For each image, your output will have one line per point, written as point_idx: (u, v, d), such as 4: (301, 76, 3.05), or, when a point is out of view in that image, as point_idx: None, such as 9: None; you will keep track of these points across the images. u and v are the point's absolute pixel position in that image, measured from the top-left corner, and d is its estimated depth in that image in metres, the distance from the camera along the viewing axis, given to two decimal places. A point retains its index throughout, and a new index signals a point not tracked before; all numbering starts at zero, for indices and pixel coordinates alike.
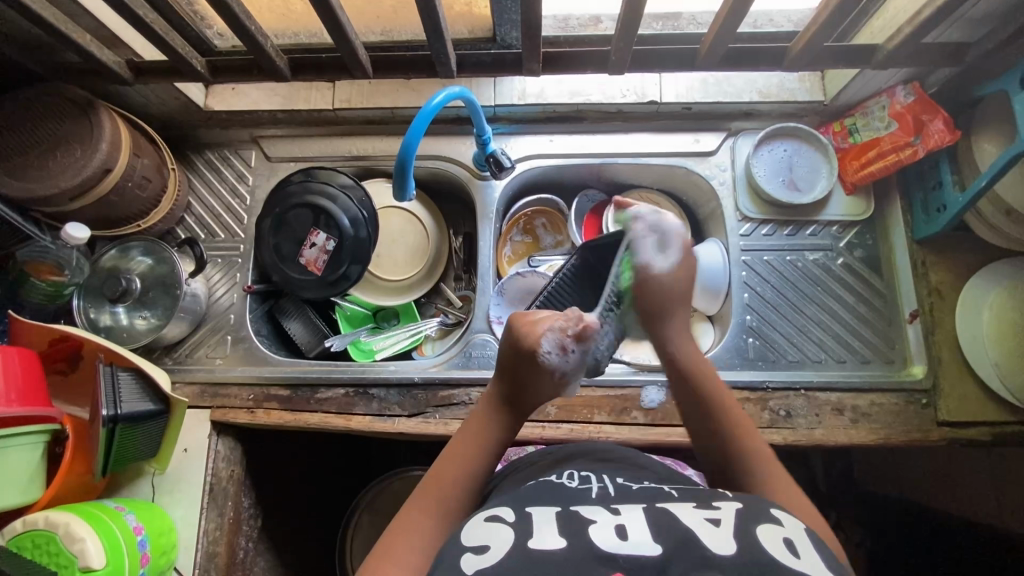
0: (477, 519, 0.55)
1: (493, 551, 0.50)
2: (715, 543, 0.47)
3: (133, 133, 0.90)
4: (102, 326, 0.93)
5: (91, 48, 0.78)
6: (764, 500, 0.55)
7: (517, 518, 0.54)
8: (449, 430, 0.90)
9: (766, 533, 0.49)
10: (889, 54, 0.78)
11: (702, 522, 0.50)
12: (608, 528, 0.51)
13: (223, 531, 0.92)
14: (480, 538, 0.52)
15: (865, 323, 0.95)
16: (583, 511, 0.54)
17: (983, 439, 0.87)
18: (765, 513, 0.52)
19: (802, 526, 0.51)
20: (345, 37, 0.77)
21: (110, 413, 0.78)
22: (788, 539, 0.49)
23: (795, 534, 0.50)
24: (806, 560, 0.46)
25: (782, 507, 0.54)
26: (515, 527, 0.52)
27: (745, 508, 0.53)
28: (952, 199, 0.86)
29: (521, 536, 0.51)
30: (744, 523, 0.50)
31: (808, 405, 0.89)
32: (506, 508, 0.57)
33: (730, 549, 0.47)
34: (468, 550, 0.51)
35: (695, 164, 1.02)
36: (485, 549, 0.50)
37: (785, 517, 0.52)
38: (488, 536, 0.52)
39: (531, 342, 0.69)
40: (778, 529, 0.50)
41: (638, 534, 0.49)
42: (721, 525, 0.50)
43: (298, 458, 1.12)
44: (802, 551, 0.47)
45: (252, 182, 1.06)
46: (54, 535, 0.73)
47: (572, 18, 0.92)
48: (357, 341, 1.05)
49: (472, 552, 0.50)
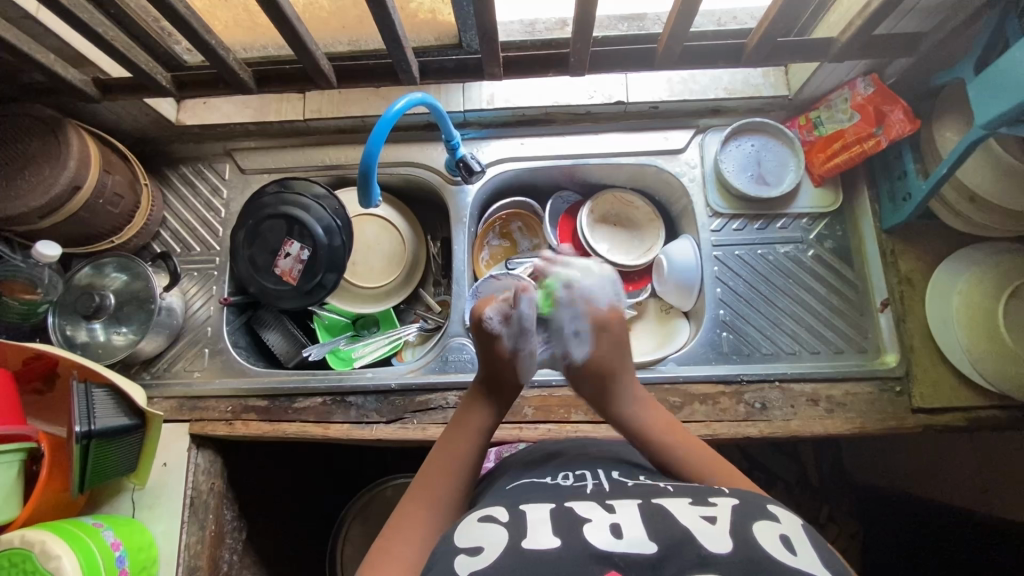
0: (470, 519, 0.55)
1: (487, 553, 0.50)
2: (713, 541, 0.47)
3: (104, 151, 0.90)
4: (77, 343, 0.93)
5: (56, 67, 0.79)
6: (760, 496, 0.55)
7: (511, 517, 0.54)
8: (426, 435, 0.90)
9: (761, 528, 0.49)
10: (843, 47, 0.79)
11: (698, 518, 0.51)
12: (604, 527, 0.50)
13: (205, 544, 0.92)
14: (472, 539, 0.52)
15: (837, 313, 0.96)
16: (578, 508, 0.54)
17: (958, 425, 0.87)
18: (761, 509, 0.52)
19: (798, 523, 0.52)
20: (307, 49, 0.78)
21: (84, 429, 0.78)
22: (784, 536, 0.49)
23: (791, 530, 0.50)
24: (802, 557, 0.47)
25: (778, 503, 0.55)
26: (508, 528, 0.52)
27: (741, 504, 0.53)
28: (916, 187, 0.87)
29: (515, 538, 0.51)
30: (741, 519, 0.50)
31: (783, 397, 0.90)
32: (499, 508, 0.57)
33: (727, 547, 0.47)
34: (460, 552, 0.50)
35: (664, 162, 1.03)
36: (479, 550, 0.50)
37: (781, 513, 0.52)
38: (482, 537, 0.51)
39: (478, 315, 0.75)
40: (776, 526, 0.50)
41: (633, 532, 0.50)
42: (717, 521, 0.50)
43: (281, 468, 1.13)
44: (799, 548, 0.48)
45: (226, 196, 1.06)
46: (31, 552, 0.72)
47: (538, 22, 0.93)
48: (335, 349, 1.05)
49: (465, 554, 0.50)
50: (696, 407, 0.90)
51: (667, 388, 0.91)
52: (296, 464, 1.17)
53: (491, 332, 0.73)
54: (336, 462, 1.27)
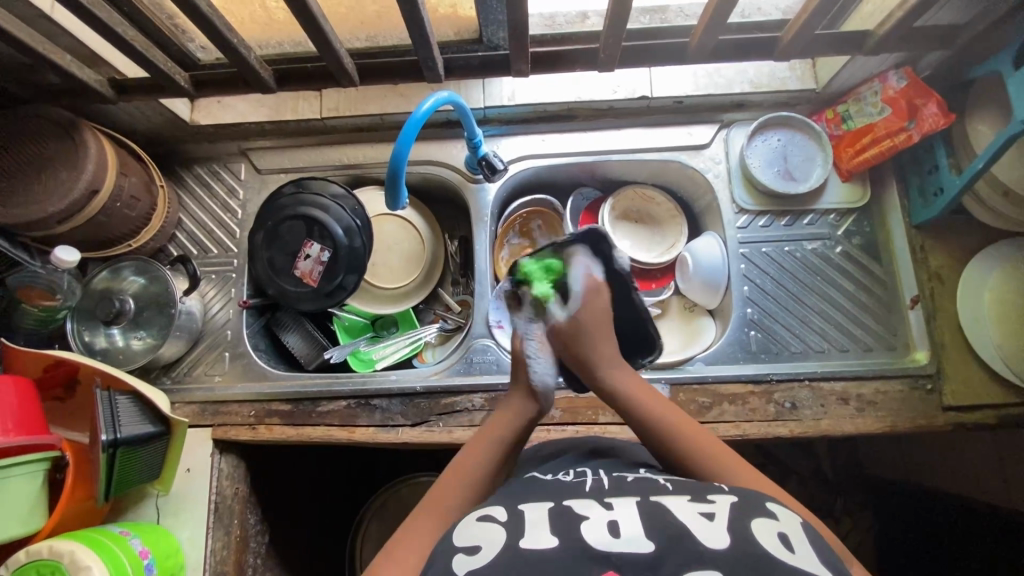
0: (469, 519, 0.54)
1: (484, 552, 0.48)
2: (711, 538, 0.47)
3: (119, 152, 0.88)
4: (97, 349, 0.91)
5: (71, 67, 0.76)
6: (757, 492, 0.54)
7: (510, 516, 0.52)
8: (453, 437, 0.89)
9: (761, 525, 0.48)
10: (879, 40, 0.77)
11: (695, 515, 0.50)
12: (602, 525, 0.49)
13: (231, 549, 0.91)
14: (471, 538, 0.50)
15: (866, 310, 0.95)
16: (575, 505, 0.53)
17: (989, 422, 0.86)
18: (760, 505, 0.51)
19: (796, 519, 0.51)
20: (330, 47, 0.76)
21: (110, 437, 0.77)
22: (782, 533, 0.48)
23: (790, 528, 0.49)
24: (801, 556, 0.46)
25: (777, 499, 0.54)
26: (506, 527, 0.51)
27: (740, 501, 0.52)
28: (948, 181, 0.86)
29: (512, 537, 0.49)
30: (739, 516, 0.49)
31: (813, 397, 0.89)
32: (497, 506, 0.55)
33: (724, 543, 0.46)
34: (459, 552, 0.49)
35: (689, 158, 1.01)
36: (477, 550, 0.49)
37: (780, 509, 0.51)
38: (480, 536, 0.50)
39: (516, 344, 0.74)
40: (773, 524, 0.49)
41: (630, 530, 0.48)
42: (715, 519, 0.49)
43: (303, 469, 1.12)
44: (798, 545, 0.47)
45: (242, 196, 1.04)
46: (59, 563, 0.71)
47: (558, 15, 0.91)
48: (356, 351, 1.04)
49: (464, 554, 0.49)
50: (725, 408, 0.89)
51: (696, 389, 0.90)
52: (315, 466, 1.16)
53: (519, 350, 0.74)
54: (354, 462, 1.27)
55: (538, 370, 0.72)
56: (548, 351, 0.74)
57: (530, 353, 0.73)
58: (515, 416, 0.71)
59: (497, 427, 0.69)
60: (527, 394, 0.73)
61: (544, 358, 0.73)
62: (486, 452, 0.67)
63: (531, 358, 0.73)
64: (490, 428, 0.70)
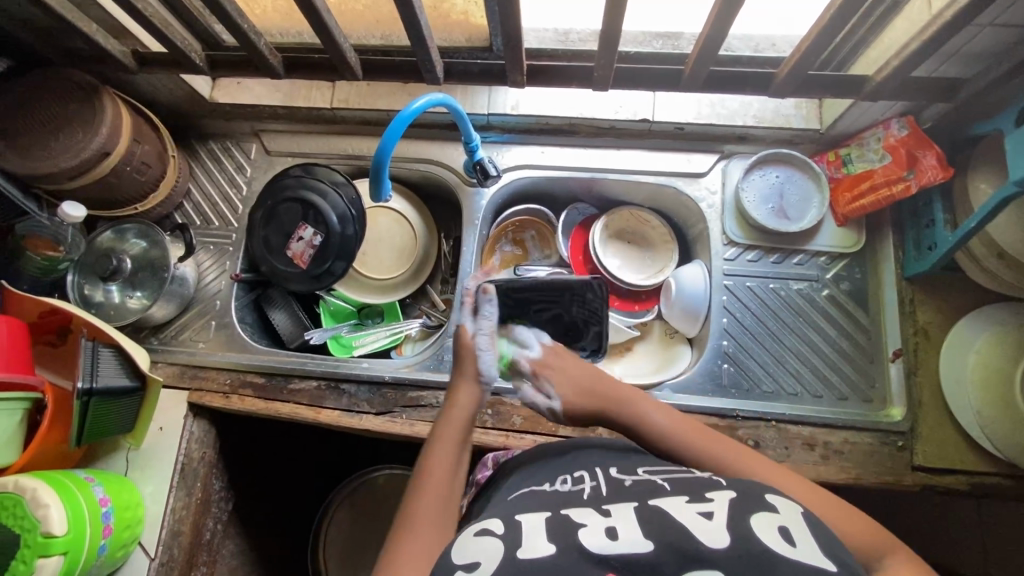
0: (465, 533, 0.52)
1: (483, 568, 0.46)
2: (709, 537, 0.45)
3: (136, 119, 0.93)
4: (93, 302, 0.96)
5: (97, 36, 0.82)
6: (759, 484, 0.52)
7: (506, 529, 0.50)
8: (413, 431, 0.91)
9: (760, 521, 0.46)
10: (876, 86, 0.77)
11: (694, 516, 0.48)
12: (599, 531, 0.48)
13: (190, 511, 0.94)
14: (468, 555, 0.48)
15: (845, 358, 0.93)
16: (574, 515, 0.51)
17: (960, 488, 0.84)
18: (759, 500, 0.49)
19: (796, 508, 0.49)
20: (335, 41, 0.79)
21: (86, 385, 0.80)
22: (782, 528, 0.46)
23: (790, 520, 0.47)
24: (801, 549, 0.44)
25: (777, 491, 0.52)
26: (504, 538, 0.49)
27: (738, 497, 0.50)
28: (941, 238, 0.84)
29: (509, 548, 0.48)
30: (737, 514, 0.47)
31: (778, 437, 0.87)
32: (495, 520, 0.53)
33: (724, 542, 0.45)
34: (457, 570, 0.47)
35: (684, 185, 1.01)
36: (476, 566, 0.47)
37: (780, 501, 0.50)
38: (477, 552, 0.48)
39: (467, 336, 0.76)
40: (773, 517, 0.47)
41: (630, 533, 0.48)
42: (714, 517, 0.47)
43: (276, 444, 1.16)
44: (799, 539, 0.45)
45: (250, 174, 1.09)
46: (22, 498, 0.74)
47: (573, 32, 0.92)
48: (337, 335, 1.07)
49: (462, 572, 0.47)
50: None
51: None
52: (287, 444, 1.19)
53: (473, 345, 0.75)
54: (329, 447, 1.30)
55: (485, 362, 0.74)
56: (496, 347, 0.77)
57: (483, 343, 0.76)
58: (465, 403, 0.70)
59: (457, 418, 0.67)
60: (471, 380, 0.72)
61: (491, 352, 0.76)
62: (451, 445, 0.64)
63: (482, 349, 0.75)
64: (442, 429, 0.66)
